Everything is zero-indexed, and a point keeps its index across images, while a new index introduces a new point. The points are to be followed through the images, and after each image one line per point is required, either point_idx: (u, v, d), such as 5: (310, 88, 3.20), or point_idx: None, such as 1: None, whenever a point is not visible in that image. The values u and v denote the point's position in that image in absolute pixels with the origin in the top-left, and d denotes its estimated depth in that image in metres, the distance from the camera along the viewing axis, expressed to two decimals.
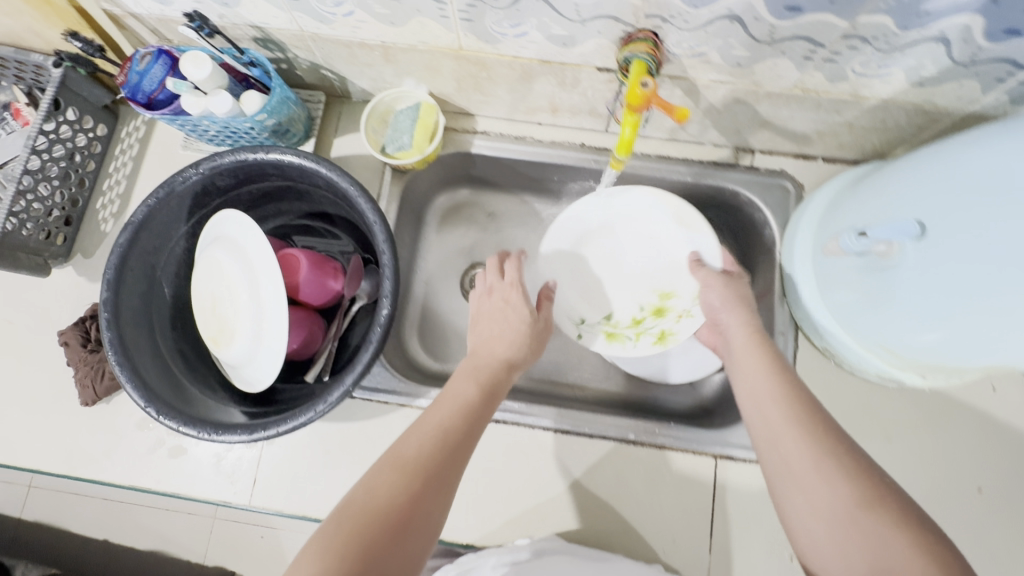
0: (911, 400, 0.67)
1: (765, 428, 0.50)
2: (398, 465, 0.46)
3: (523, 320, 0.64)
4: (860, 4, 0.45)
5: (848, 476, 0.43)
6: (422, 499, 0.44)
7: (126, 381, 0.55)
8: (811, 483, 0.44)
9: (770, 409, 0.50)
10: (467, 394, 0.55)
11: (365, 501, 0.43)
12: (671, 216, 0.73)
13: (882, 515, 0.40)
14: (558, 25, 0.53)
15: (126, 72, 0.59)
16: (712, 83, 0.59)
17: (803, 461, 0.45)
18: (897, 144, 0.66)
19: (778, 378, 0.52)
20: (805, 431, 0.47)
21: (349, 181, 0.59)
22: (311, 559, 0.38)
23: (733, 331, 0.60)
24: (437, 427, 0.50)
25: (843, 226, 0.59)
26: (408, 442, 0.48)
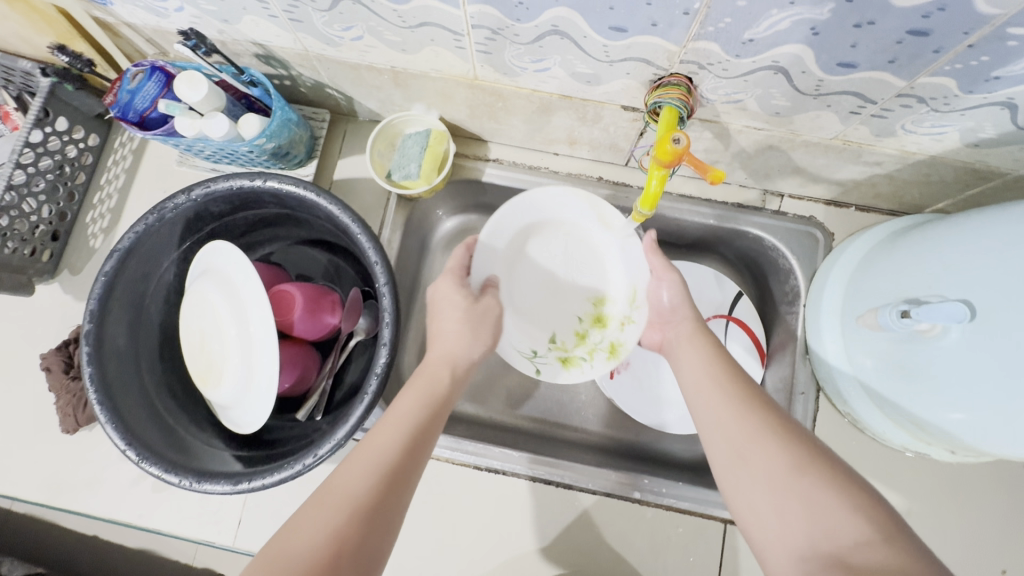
0: (936, 470, 0.63)
1: (707, 409, 0.49)
2: (326, 498, 0.40)
3: (460, 312, 0.59)
4: (922, 66, 0.40)
5: (783, 444, 0.43)
6: (357, 535, 0.39)
7: (105, 421, 0.51)
8: (751, 455, 0.43)
9: (711, 390, 0.50)
10: (409, 411, 0.48)
11: (296, 545, 0.37)
12: (593, 215, 0.66)
13: (815, 479, 0.39)
14: (583, 64, 0.49)
15: (116, 91, 0.55)
16: (746, 129, 0.55)
17: (743, 436, 0.45)
18: (938, 198, 0.62)
19: (720, 364, 0.53)
20: (741, 407, 0.47)
21: (351, 217, 0.54)
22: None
23: (682, 327, 0.60)
24: (373, 455, 0.44)
25: (882, 296, 0.54)
26: (349, 472, 0.42)
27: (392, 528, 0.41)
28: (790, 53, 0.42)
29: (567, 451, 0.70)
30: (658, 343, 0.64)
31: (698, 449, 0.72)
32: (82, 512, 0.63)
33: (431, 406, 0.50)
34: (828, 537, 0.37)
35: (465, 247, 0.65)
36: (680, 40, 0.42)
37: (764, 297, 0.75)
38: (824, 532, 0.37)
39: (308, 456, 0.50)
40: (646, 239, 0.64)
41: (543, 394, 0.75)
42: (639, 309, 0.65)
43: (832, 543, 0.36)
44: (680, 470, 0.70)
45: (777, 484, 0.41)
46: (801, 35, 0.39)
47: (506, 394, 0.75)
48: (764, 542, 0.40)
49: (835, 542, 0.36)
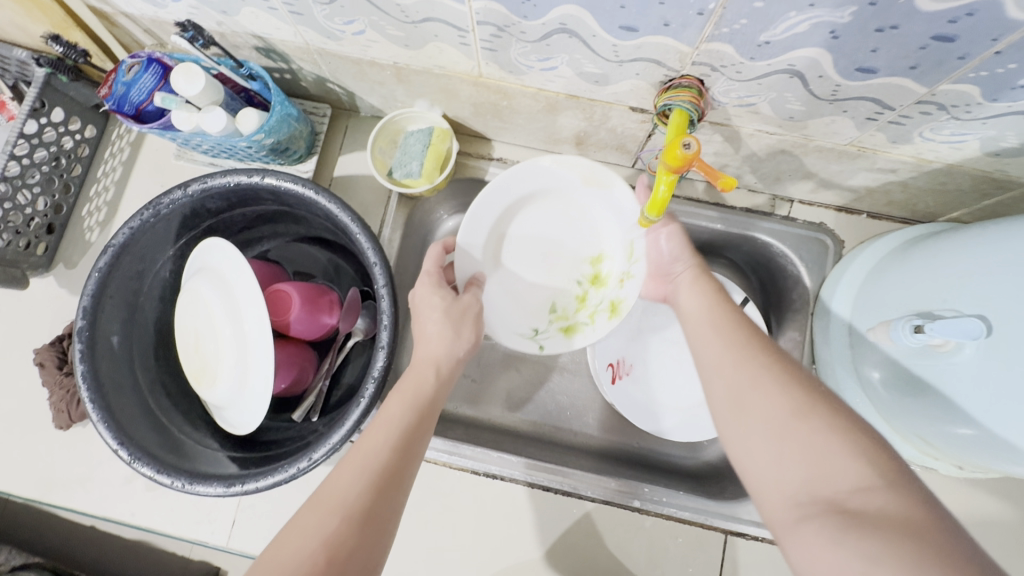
0: (942, 484, 0.62)
1: (709, 354, 0.46)
2: (314, 512, 0.39)
3: (438, 313, 0.55)
4: (943, 72, 0.39)
5: (786, 387, 0.40)
6: (347, 548, 0.37)
7: (97, 420, 0.50)
8: (751, 398, 0.40)
9: (712, 336, 0.47)
10: (395, 416, 0.46)
11: (287, 561, 0.36)
12: (576, 175, 0.61)
13: (817, 423, 0.37)
14: (591, 63, 0.47)
15: (110, 83, 0.54)
16: (757, 133, 0.53)
17: (743, 379, 0.42)
18: (953, 207, 0.60)
19: (723, 309, 0.49)
20: (743, 350, 0.44)
21: (350, 216, 0.53)
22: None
23: (683, 276, 0.55)
24: (362, 461, 0.42)
25: (895, 308, 0.52)
26: (339, 481, 0.41)
27: (384, 535, 0.40)
28: (807, 56, 0.40)
29: (566, 456, 0.69)
30: (661, 294, 0.60)
31: (700, 457, 0.71)
32: (75, 510, 0.62)
33: (419, 406, 0.47)
34: (826, 482, 0.34)
35: (442, 247, 0.61)
36: (693, 41, 0.41)
37: (767, 304, 0.74)
38: (822, 476, 0.34)
39: (303, 460, 0.49)
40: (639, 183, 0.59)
41: (543, 398, 0.74)
42: (637, 263, 0.61)
43: (830, 488, 0.34)
44: (681, 478, 0.69)
45: (776, 428, 0.38)
46: (820, 38, 0.38)
47: (506, 396, 0.74)
48: (758, 485, 0.38)
49: (833, 487, 0.34)
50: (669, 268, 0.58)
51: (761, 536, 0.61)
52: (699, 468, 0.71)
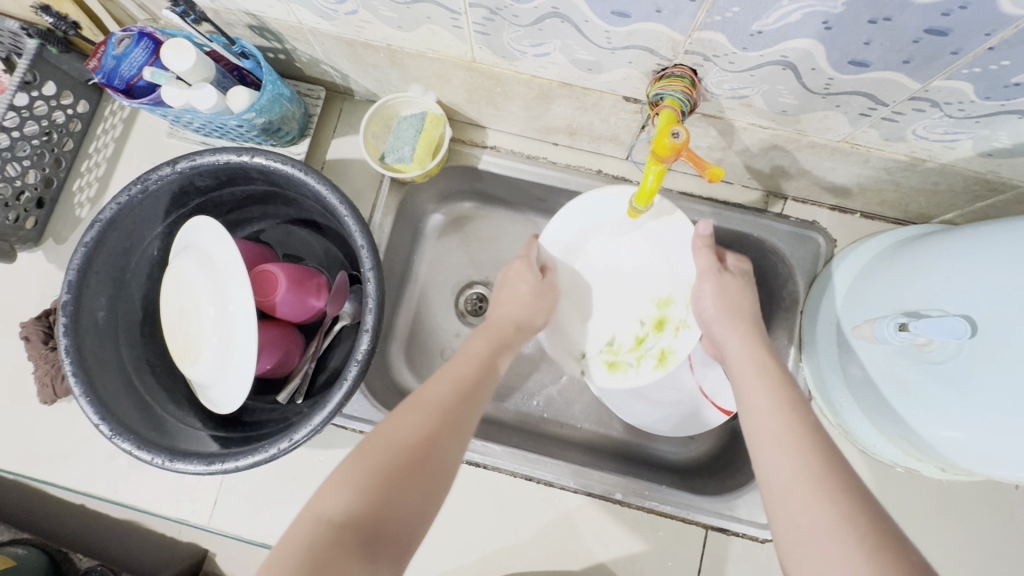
0: (929, 488, 0.62)
1: (777, 474, 0.39)
2: (416, 405, 0.43)
3: (527, 288, 0.61)
4: (936, 68, 0.39)
5: (872, 550, 0.33)
6: (444, 437, 0.42)
7: (80, 394, 0.50)
8: (823, 552, 0.34)
9: (780, 454, 0.40)
10: (477, 354, 0.52)
11: (391, 436, 0.40)
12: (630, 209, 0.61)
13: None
14: (584, 50, 0.47)
15: (100, 56, 0.53)
16: (751, 126, 0.53)
17: (821, 527, 0.35)
18: (947, 209, 0.60)
19: (797, 422, 0.42)
20: (819, 484, 0.37)
21: (338, 197, 0.52)
22: (337, 491, 0.36)
23: (736, 357, 0.52)
24: (453, 376, 0.48)
25: (883, 308, 0.52)
26: (434, 389, 0.46)
27: (470, 433, 0.44)
28: (801, 48, 0.40)
29: (550, 447, 0.69)
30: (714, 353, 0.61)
31: (685, 452, 0.71)
32: (58, 485, 0.62)
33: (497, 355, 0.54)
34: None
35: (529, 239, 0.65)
36: (685, 28, 0.40)
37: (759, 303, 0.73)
38: None
39: (283, 440, 0.49)
40: (701, 230, 0.59)
41: (529, 390, 0.74)
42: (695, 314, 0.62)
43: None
44: (664, 473, 0.69)
45: None
46: (812, 29, 0.37)
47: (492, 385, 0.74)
48: None
49: None
50: (715, 329, 0.56)
51: (746, 534, 0.61)
52: (685, 463, 0.70)
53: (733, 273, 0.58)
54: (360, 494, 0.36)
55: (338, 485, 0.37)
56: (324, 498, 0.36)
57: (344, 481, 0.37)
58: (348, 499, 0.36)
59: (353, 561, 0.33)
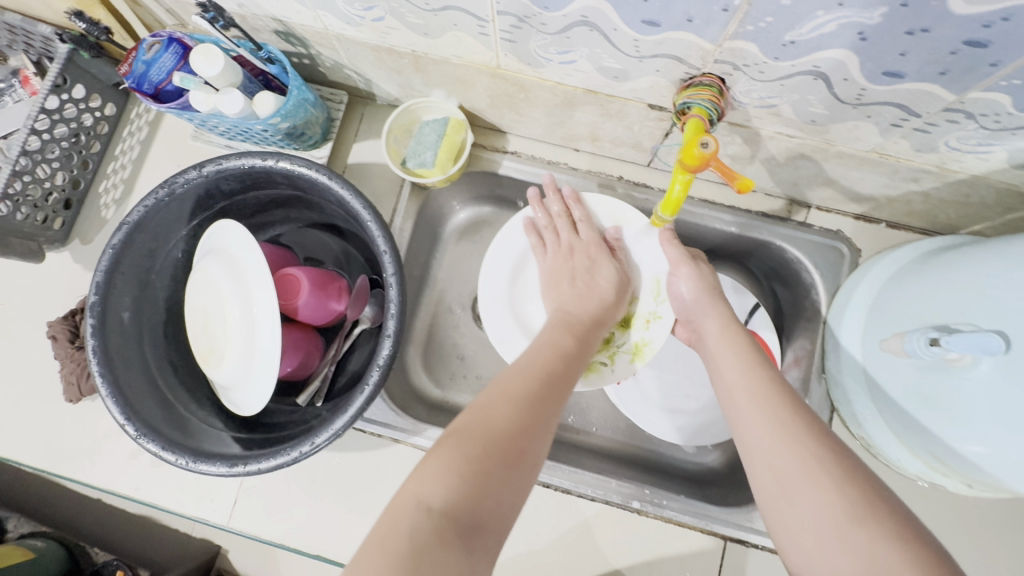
0: (956, 503, 0.60)
1: (751, 424, 0.44)
2: (506, 393, 0.44)
3: (613, 271, 0.62)
4: (972, 80, 0.38)
5: (837, 483, 0.38)
6: (535, 429, 0.42)
7: (107, 394, 0.51)
8: (796, 491, 0.39)
9: (752, 408, 0.45)
10: (554, 346, 0.52)
11: (485, 426, 0.40)
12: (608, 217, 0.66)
13: (877, 534, 0.34)
14: (611, 58, 0.47)
15: (131, 61, 0.54)
16: (777, 135, 0.52)
17: (792, 465, 0.40)
18: (975, 219, 0.59)
19: (761, 377, 0.47)
20: (786, 430, 0.42)
21: (361, 202, 0.52)
22: (437, 479, 0.36)
23: (710, 326, 0.55)
24: (535, 367, 0.48)
25: (908, 320, 0.51)
26: (517, 379, 0.46)
27: (553, 426, 0.44)
28: (833, 58, 0.39)
29: (567, 453, 0.68)
30: (687, 337, 0.63)
31: (703, 461, 0.71)
32: (82, 482, 0.63)
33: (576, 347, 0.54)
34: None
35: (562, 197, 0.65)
36: (716, 38, 0.40)
37: (782, 313, 0.72)
38: None
39: (305, 444, 0.49)
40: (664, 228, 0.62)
41: None
42: (663, 303, 0.64)
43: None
44: (681, 481, 0.68)
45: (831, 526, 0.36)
46: (847, 39, 0.37)
47: None
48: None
49: None
50: (694, 312, 0.59)
51: (764, 546, 0.60)
52: (702, 472, 0.70)
53: (702, 262, 0.61)
54: (460, 483, 0.36)
55: (436, 473, 0.36)
56: (423, 486, 0.36)
57: (441, 468, 0.37)
58: (449, 487, 0.36)
59: (455, 553, 0.33)
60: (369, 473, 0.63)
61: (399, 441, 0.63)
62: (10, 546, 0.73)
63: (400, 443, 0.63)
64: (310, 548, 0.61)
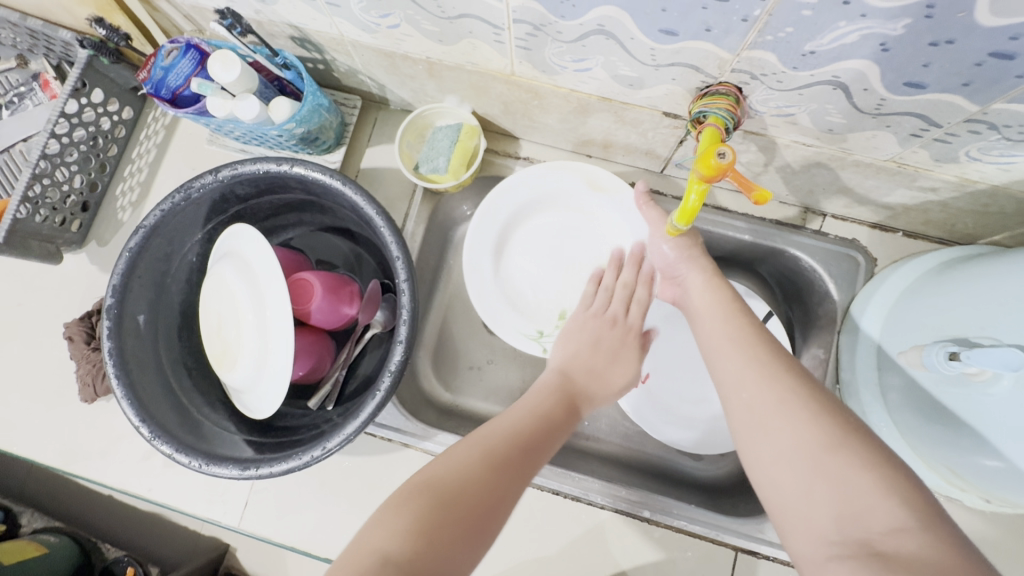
0: (971, 519, 0.59)
1: (732, 367, 0.46)
2: (484, 454, 0.44)
3: (630, 361, 0.59)
4: (996, 91, 0.37)
5: (813, 416, 0.39)
6: (502, 496, 0.42)
7: (122, 396, 0.52)
8: (776, 424, 0.41)
9: (733, 355, 0.47)
10: (544, 405, 0.51)
11: (453, 486, 0.41)
12: (581, 181, 0.66)
13: (851, 459, 0.36)
14: (627, 66, 0.46)
15: (150, 67, 0.55)
16: (794, 144, 0.52)
17: (769, 402, 0.42)
18: (996, 230, 0.58)
19: (743, 325, 0.49)
20: (765, 372, 0.44)
21: (374, 208, 0.52)
22: (391, 536, 0.37)
23: (690, 278, 0.57)
24: (518, 428, 0.48)
25: (925, 332, 0.51)
26: (493, 435, 0.46)
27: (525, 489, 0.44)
28: (854, 69, 0.39)
29: (576, 460, 0.68)
30: (671, 298, 0.62)
31: (713, 471, 0.70)
32: (96, 482, 0.64)
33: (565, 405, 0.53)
34: (859, 522, 0.34)
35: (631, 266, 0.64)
36: (734, 47, 0.40)
37: (793, 322, 0.72)
38: (855, 515, 0.35)
39: (317, 448, 0.49)
40: (636, 189, 0.62)
41: None
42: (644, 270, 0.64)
43: (860, 527, 0.34)
44: (691, 491, 0.68)
45: (807, 454, 0.38)
46: (869, 50, 0.37)
47: (515, 396, 0.72)
48: (786, 517, 0.38)
49: (867, 527, 0.34)
50: (677, 269, 0.59)
51: (774, 557, 0.60)
52: (712, 480, 0.69)
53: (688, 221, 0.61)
54: (411, 543, 0.37)
55: (392, 530, 0.38)
56: (381, 540, 0.37)
57: (401, 523, 0.38)
58: (408, 541, 0.37)
59: None
60: (377, 477, 0.63)
61: (409, 445, 0.63)
62: (25, 542, 0.75)
63: (410, 448, 0.63)
64: (318, 551, 0.62)
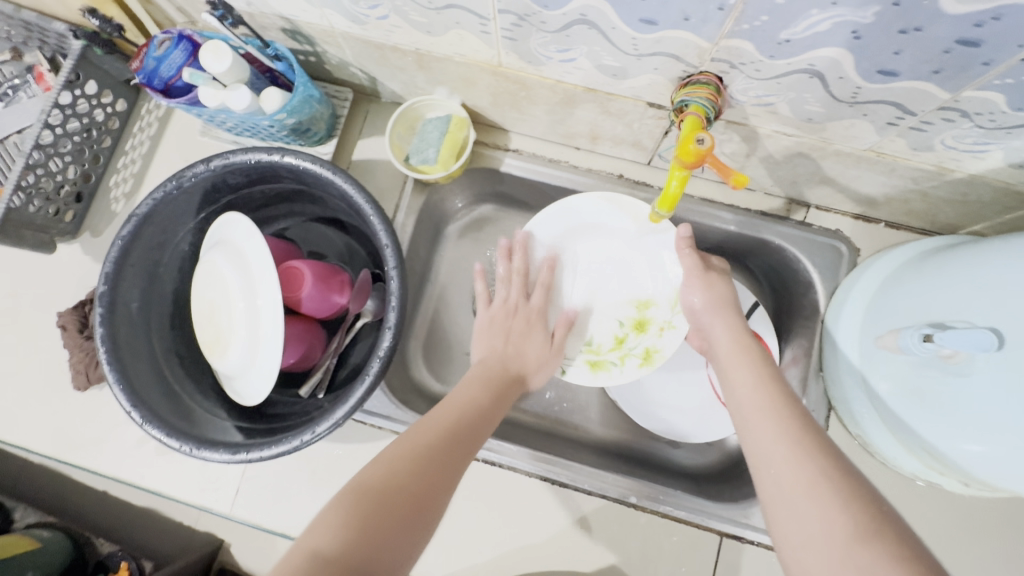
0: (951, 505, 0.60)
1: (762, 438, 0.43)
2: (413, 448, 0.44)
3: (540, 340, 0.63)
4: (965, 79, 0.38)
5: (847, 502, 0.36)
6: (435, 485, 0.42)
7: (114, 382, 0.52)
8: (803, 504, 0.37)
9: (763, 422, 0.44)
10: (476, 396, 0.53)
11: (386, 479, 0.41)
12: (629, 218, 0.66)
13: (880, 551, 0.33)
14: (610, 56, 0.47)
15: (142, 57, 0.56)
16: (775, 134, 0.53)
17: (798, 480, 0.39)
18: (974, 220, 0.59)
19: (777, 392, 0.46)
20: (799, 447, 0.41)
21: (364, 197, 0.53)
22: (326, 527, 0.37)
23: (721, 333, 0.55)
24: (449, 421, 0.49)
25: (904, 320, 0.52)
26: (421, 430, 0.47)
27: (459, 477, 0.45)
28: (829, 56, 0.40)
29: (564, 449, 0.69)
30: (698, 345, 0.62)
31: (700, 459, 0.71)
32: (90, 469, 0.65)
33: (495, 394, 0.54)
34: None
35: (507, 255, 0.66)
36: (713, 36, 0.41)
37: (778, 312, 0.73)
38: None
39: (306, 433, 0.50)
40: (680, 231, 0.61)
41: (544, 386, 0.74)
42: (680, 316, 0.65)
43: None
44: (678, 479, 0.68)
45: (833, 544, 0.35)
46: (841, 38, 0.38)
47: None
48: None
49: None
50: (701, 319, 0.60)
51: (758, 542, 0.61)
52: (699, 469, 0.70)
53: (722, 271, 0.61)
54: (346, 532, 0.37)
55: (328, 521, 0.37)
56: (318, 533, 0.37)
57: (337, 516, 0.38)
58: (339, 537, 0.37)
59: None
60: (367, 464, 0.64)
61: (399, 433, 0.64)
62: (18, 535, 0.75)
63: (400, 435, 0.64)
64: None
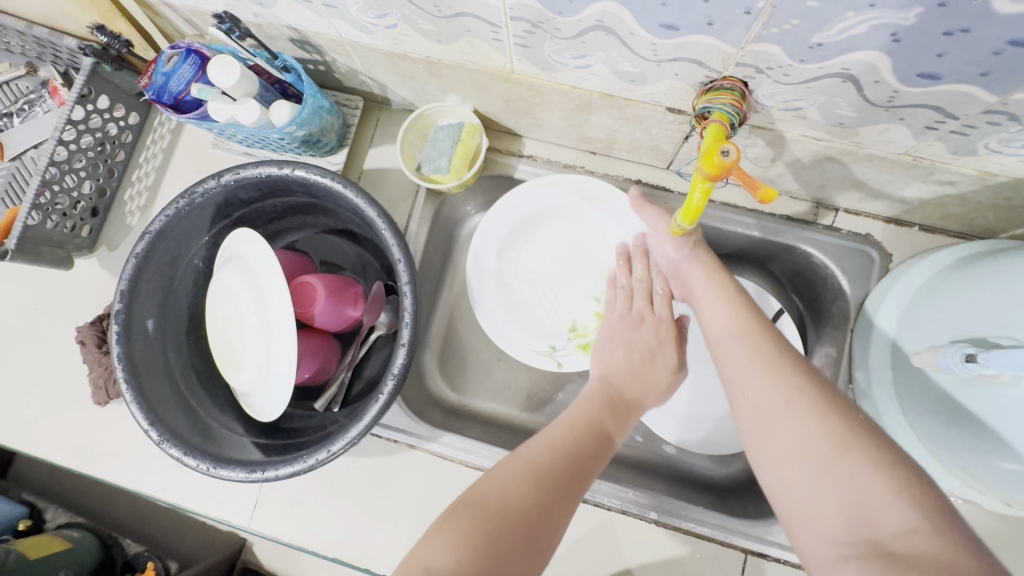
0: (992, 522, 0.57)
1: (738, 365, 0.47)
2: (532, 472, 0.44)
3: (670, 350, 0.62)
4: (1017, 82, 0.36)
5: (823, 413, 0.40)
6: (554, 512, 0.42)
7: (132, 401, 0.53)
8: (784, 423, 0.41)
9: (737, 351, 0.48)
10: (589, 414, 0.53)
11: (500, 501, 0.41)
12: (579, 194, 0.66)
13: (861, 457, 0.36)
14: (627, 62, 0.45)
15: (151, 74, 0.55)
16: (803, 138, 0.50)
17: (776, 401, 0.42)
18: (1017, 225, 0.55)
19: (748, 321, 0.50)
20: (772, 371, 0.44)
21: (376, 210, 0.52)
22: (445, 549, 0.38)
23: (694, 275, 0.57)
24: (567, 442, 0.48)
25: (941, 334, 0.49)
26: (538, 451, 0.46)
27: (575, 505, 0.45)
28: (864, 60, 0.37)
29: None
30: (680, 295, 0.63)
31: (723, 471, 0.69)
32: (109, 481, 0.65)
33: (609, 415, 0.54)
34: (871, 524, 0.35)
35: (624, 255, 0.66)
36: (738, 41, 0.39)
37: (803, 317, 0.71)
38: (866, 515, 0.35)
39: (321, 451, 0.49)
40: (632, 195, 0.62)
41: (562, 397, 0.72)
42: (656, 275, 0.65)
43: (871, 528, 0.34)
44: (700, 491, 0.67)
45: (817, 461, 0.38)
46: (879, 41, 0.35)
47: (522, 396, 0.72)
48: (794, 516, 0.39)
49: (878, 529, 0.34)
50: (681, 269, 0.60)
51: (785, 560, 0.58)
52: (721, 481, 0.68)
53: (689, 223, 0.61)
54: (468, 554, 0.37)
55: (443, 544, 0.38)
56: (433, 553, 0.38)
57: (452, 539, 0.38)
58: (455, 556, 0.37)
59: None
60: (384, 477, 0.63)
61: (415, 446, 0.63)
62: (48, 536, 0.74)
63: (416, 449, 0.63)
64: (327, 551, 0.62)
